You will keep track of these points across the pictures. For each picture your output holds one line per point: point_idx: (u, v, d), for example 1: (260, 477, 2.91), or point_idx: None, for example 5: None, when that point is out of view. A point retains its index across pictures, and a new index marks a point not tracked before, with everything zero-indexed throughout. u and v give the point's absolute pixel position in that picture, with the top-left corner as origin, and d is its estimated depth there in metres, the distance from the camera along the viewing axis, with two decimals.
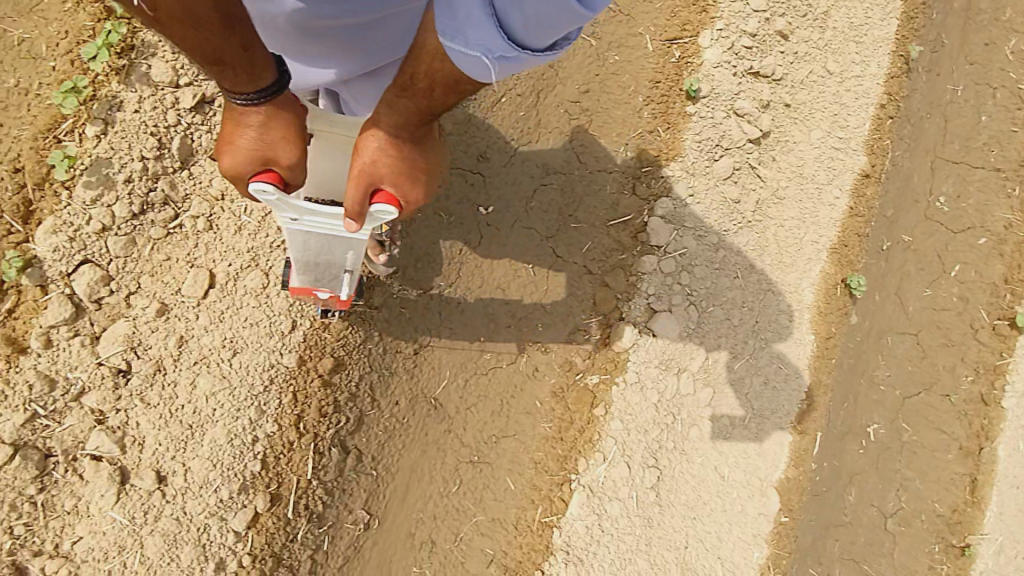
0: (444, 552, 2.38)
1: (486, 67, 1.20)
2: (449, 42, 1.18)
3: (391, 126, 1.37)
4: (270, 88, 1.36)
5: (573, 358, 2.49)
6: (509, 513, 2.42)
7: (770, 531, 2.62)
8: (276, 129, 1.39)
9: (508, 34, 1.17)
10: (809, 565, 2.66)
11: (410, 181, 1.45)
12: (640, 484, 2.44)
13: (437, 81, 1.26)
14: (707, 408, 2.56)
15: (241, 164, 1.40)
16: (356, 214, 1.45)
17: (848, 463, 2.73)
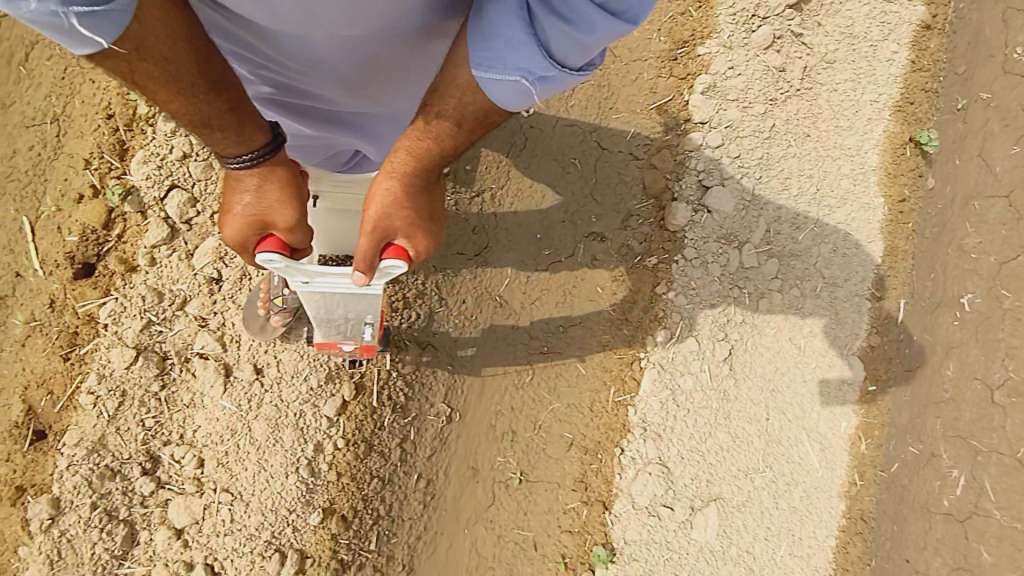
0: (525, 441, 2.51)
1: (523, 90, 1.26)
2: (485, 71, 1.24)
3: (411, 169, 1.39)
4: (265, 147, 1.38)
5: (630, 242, 2.51)
6: (584, 398, 2.49)
7: (854, 400, 2.57)
8: (271, 193, 1.41)
9: (547, 56, 1.22)
10: (907, 445, 2.54)
11: (421, 232, 1.44)
12: (711, 357, 2.45)
13: (468, 114, 1.34)
14: (775, 281, 2.52)
15: (241, 232, 1.42)
16: (367, 270, 1.42)
17: (943, 336, 2.53)
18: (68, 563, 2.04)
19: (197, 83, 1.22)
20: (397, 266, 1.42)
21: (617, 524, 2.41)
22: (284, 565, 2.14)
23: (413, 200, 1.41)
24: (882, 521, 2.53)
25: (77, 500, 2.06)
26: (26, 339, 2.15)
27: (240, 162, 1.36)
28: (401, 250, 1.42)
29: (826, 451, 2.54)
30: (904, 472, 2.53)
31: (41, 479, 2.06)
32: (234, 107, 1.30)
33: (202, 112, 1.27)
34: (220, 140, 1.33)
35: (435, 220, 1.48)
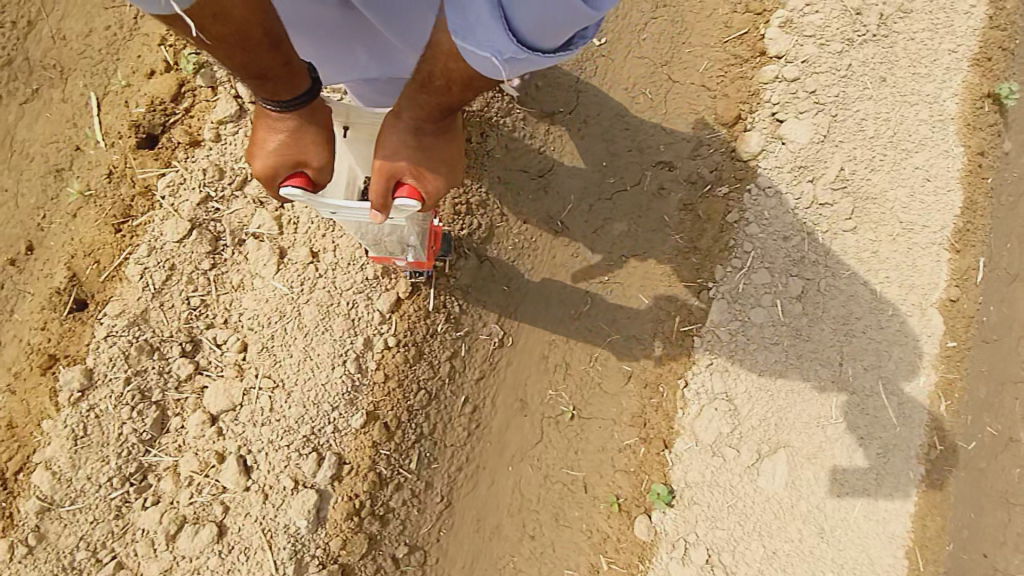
0: (580, 373, 2.36)
1: (495, 67, 1.06)
2: (460, 42, 1.04)
3: (414, 118, 1.25)
4: (306, 93, 1.31)
5: (701, 170, 2.43)
6: (645, 328, 2.35)
7: (934, 353, 2.39)
8: (305, 136, 1.34)
9: (519, 35, 1.01)
10: (986, 421, 2.31)
11: (435, 174, 1.35)
12: (783, 291, 2.33)
13: (454, 81, 1.13)
14: (850, 221, 2.40)
15: (272, 169, 1.36)
16: (382, 209, 1.38)
17: (1021, 312, 2.32)
18: (94, 442, 1.95)
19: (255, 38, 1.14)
20: (411, 207, 1.36)
21: (679, 465, 2.24)
22: (320, 469, 2.02)
23: (420, 143, 1.30)
24: (958, 509, 2.27)
25: (112, 373, 1.97)
26: (78, 212, 2.13)
27: (280, 106, 1.29)
28: (414, 190, 1.35)
29: (904, 407, 2.35)
30: (981, 456, 2.29)
31: (75, 351, 1.97)
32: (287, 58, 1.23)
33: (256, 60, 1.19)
34: (265, 85, 1.25)
35: (450, 163, 1.37)
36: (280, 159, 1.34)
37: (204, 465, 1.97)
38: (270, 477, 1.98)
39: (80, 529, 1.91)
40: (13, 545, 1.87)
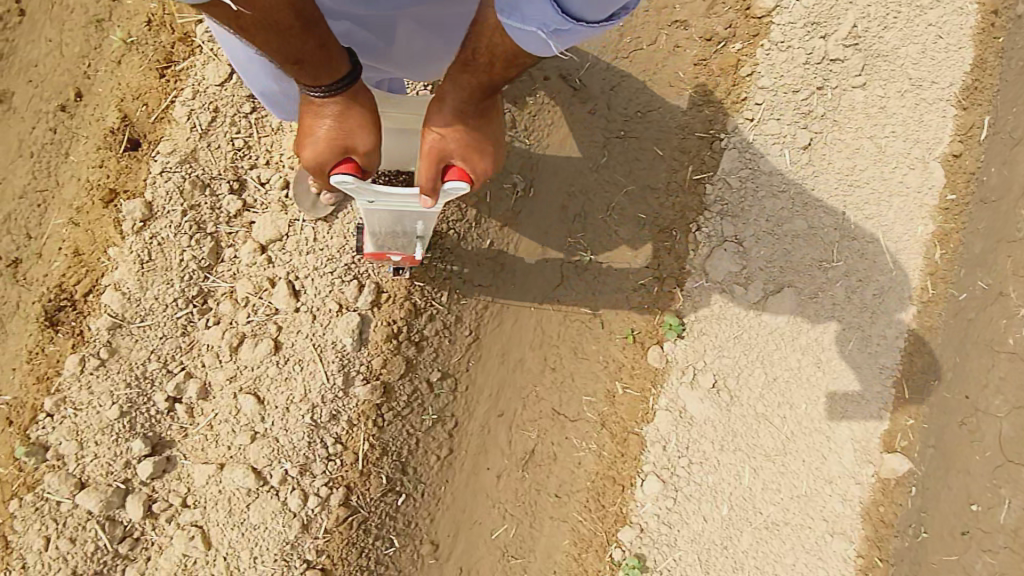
0: (597, 224, 2.51)
1: (542, 39, 1.18)
2: (505, 19, 1.18)
3: (459, 101, 1.44)
4: (346, 78, 1.42)
5: (714, 27, 2.50)
6: (660, 178, 2.49)
7: (933, 205, 2.54)
8: (351, 119, 1.47)
9: (561, 9, 1.11)
10: (979, 275, 2.47)
11: (478, 152, 1.53)
12: (792, 142, 2.44)
13: (498, 55, 1.28)
14: (860, 79, 2.49)
15: (321, 157, 1.50)
16: (431, 190, 1.56)
17: (1021, 174, 2.41)
18: (158, 266, 2.16)
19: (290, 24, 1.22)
20: (459, 187, 1.54)
21: (689, 300, 2.43)
22: (361, 294, 2.26)
23: (466, 124, 1.49)
24: (945, 351, 2.50)
25: (169, 206, 2.16)
26: (121, 60, 2.27)
27: (326, 92, 1.40)
28: (462, 172, 1.54)
29: (902, 252, 2.51)
30: (974, 306, 2.46)
31: (134, 187, 2.16)
32: (324, 44, 1.31)
33: (296, 52, 1.29)
34: (308, 70, 1.36)
35: (493, 143, 1.56)
36: (331, 143, 1.48)
37: (258, 289, 2.21)
38: (318, 300, 2.22)
39: (150, 345, 2.17)
40: (89, 356, 2.13)
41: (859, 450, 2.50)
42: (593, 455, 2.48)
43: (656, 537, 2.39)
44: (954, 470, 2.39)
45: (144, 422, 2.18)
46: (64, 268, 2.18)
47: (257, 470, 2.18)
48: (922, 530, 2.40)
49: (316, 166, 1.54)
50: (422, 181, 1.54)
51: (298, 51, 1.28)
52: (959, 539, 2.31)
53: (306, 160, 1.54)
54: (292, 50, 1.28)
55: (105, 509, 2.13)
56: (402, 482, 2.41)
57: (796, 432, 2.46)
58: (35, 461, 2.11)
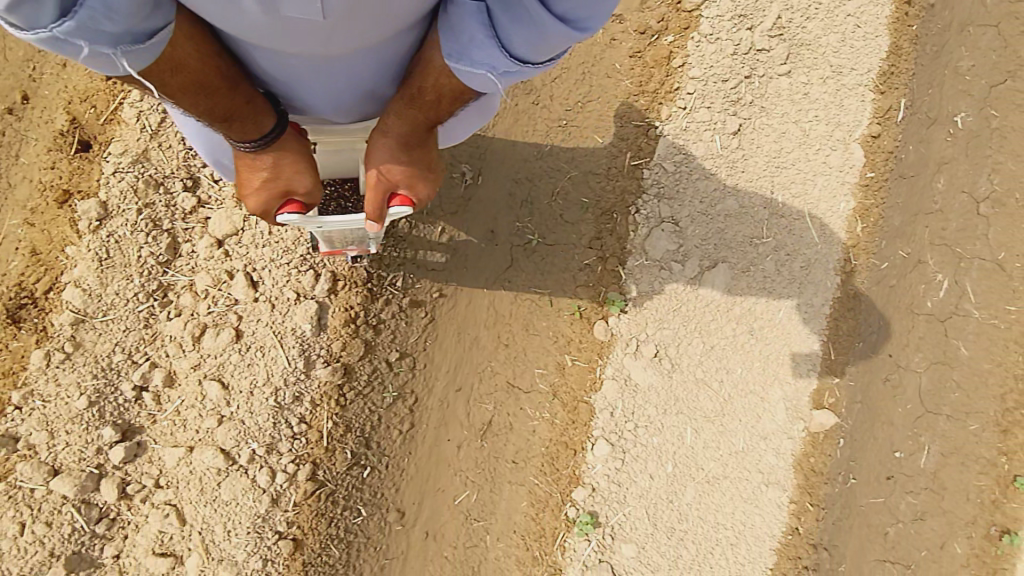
0: (544, 208, 2.67)
1: (490, 78, 1.37)
2: (456, 63, 1.34)
3: (404, 134, 1.56)
4: (274, 129, 1.54)
5: (648, 21, 2.66)
6: (601, 164, 2.65)
7: (854, 183, 2.75)
8: (286, 166, 1.60)
9: (508, 53, 1.30)
10: (899, 243, 2.79)
11: (420, 179, 1.68)
12: (721, 128, 2.62)
13: (445, 93, 1.44)
14: (785, 68, 2.67)
15: (265, 201, 1.64)
16: (377, 218, 1.72)
17: (936, 151, 2.78)
18: (116, 263, 2.25)
19: (217, 84, 1.35)
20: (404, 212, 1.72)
21: (631, 277, 2.62)
22: (318, 283, 2.40)
23: (409, 155, 1.61)
24: (870, 316, 2.80)
25: (124, 205, 2.25)
26: (65, 63, 2.35)
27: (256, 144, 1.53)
28: (405, 198, 1.70)
29: (826, 229, 2.73)
30: (893, 275, 2.81)
31: (87, 186, 2.25)
32: (250, 101, 1.44)
33: (221, 105, 1.39)
34: (236, 128, 1.47)
35: (431, 167, 1.70)
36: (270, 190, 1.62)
37: (217, 281, 2.32)
38: (276, 290, 2.36)
39: (114, 338, 2.26)
40: (54, 350, 2.22)
41: (791, 409, 2.75)
42: (546, 423, 2.66)
43: (605, 494, 2.62)
44: (880, 422, 2.80)
45: (114, 412, 2.28)
46: (22, 267, 2.24)
47: (225, 451, 2.32)
48: (849, 476, 2.79)
49: (262, 210, 1.68)
50: (369, 209, 1.70)
51: (229, 110, 1.41)
52: (885, 483, 2.77)
53: (252, 207, 1.67)
54: (218, 105, 1.39)
55: (79, 493, 2.25)
56: (366, 456, 2.57)
57: (732, 396, 2.69)
58: (6, 451, 2.21)
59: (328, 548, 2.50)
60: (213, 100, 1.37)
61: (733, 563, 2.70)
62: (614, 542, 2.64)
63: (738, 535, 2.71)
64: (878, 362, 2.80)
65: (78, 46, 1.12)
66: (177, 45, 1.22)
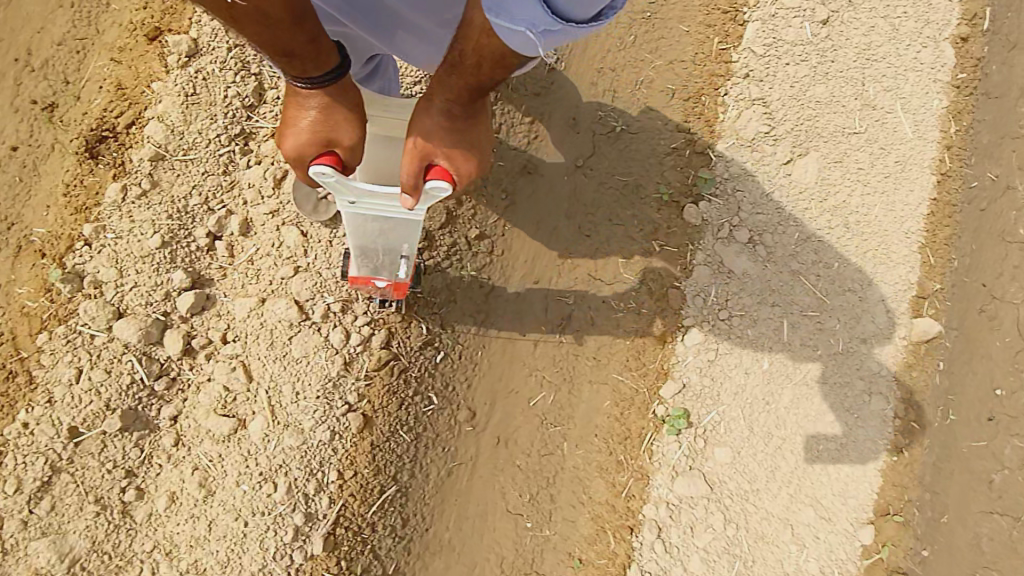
0: (626, 97, 2.60)
1: (529, 40, 1.21)
2: (494, 18, 1.20)
3: (446, 100, 1.42)
4: (336, 69, 1.42)
5: None
6: (686, 53, 2.62)
7: (946, 81, 2.70)
8: (336, 113, 1.45)
9: (552, 10, 1.15)
10: (987, 166, 2.63)
11: (462, 155, 1.49)
12: (812, 16, 2.62)
13: (485, 57, 1.30)
14: None
15: (302, 147, 1.47)
16: (411, 190, 1.49)
17: (1019, 76, 2.62)
18: (202, 101, 2.22)
19: (279, 17, 1.23)
20: (439, 186, 1.46)
21: (721, 160, 2.52)
22: None
23: (452, 123, 1.46)
24: (963, 237, 2.63)
25: (215, 44, 2.26)
26: None
27: (313, 82, 1.40)
28: (444, 173, 1.47)
29: (920, 123, 2.66)
30: (983, 198, 2.62)
31: (178, 26, 2.29)
32: (314, 39, 1.32)
33: (282, 41, 1.29)
34: (295, 62, 1.36)
35: (477, 147, 1.52)
36: (311, 136, 1.45)
37: None
38: None
39: (192, 179, 2.19)
40: (131, 186, 2.16)
41: (891, 311, 2.58)
42: (631, 315, 2.48)
43: (697, 390, 2.42)
44: (976, 355, 2.51)
45: (185, 256, 2.16)
46: (105, 103, 2.24)
47: (299, 304, 2.18)
48: (950, 413, 2.52)
49: (298, 159, 1.51)
50: (404, 177, 1.48)
51: (288, 44, 1.29)
52: (986, 425, 2.43)
53: (286, 152, 1.50)
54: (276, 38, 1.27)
55: (143, 341, 2.10)
56: (440, 338, 2.40)
57: (830, 291, 2.53)
58: (71, 289, 2.08)
59: (397, 434, 2.30)
60: (275, 35, 1.27)
61: (835, 476, 2.49)
62: (707, 446, 2.42)
63: (843, 448, 2.50)
64: (969, 290, 2.57)
65: None
66: None
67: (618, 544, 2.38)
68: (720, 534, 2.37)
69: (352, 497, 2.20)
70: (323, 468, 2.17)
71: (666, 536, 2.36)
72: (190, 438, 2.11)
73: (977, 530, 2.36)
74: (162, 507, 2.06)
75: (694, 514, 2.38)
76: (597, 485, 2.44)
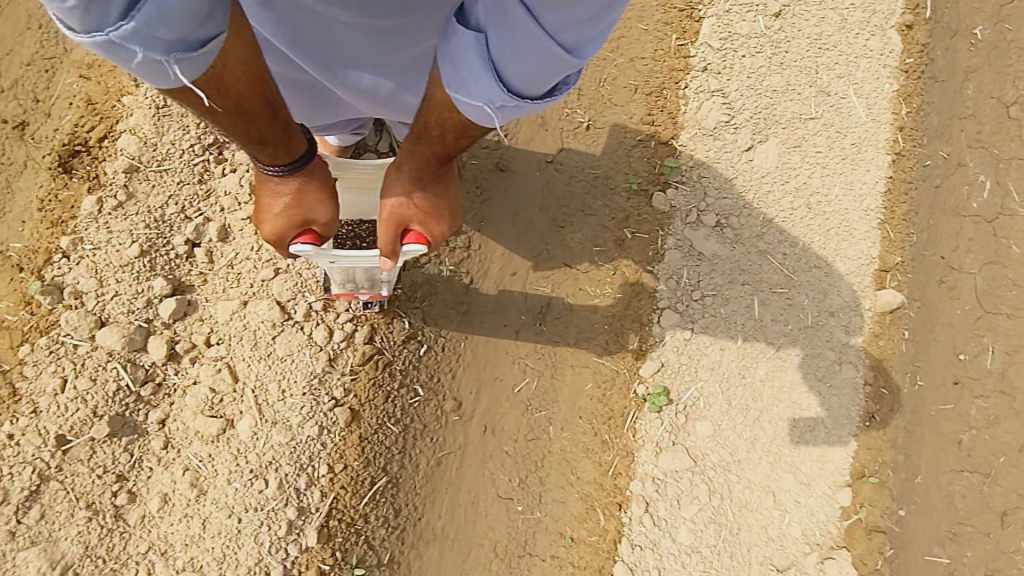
0: (592, 93, 2.70)
1: (488, 114, 1.26)
2: (453, 93, 1.25)
3: (415, 172, 1.51)
4: (304, 153, 1.47)
5: None
6: (646, 50, 2.74)
7: (894, 66, 2.88)
8: (310, 194, 1.52)
9: (507, 87, 1.19)
10: (940, 147, 2.78)
11: (434, 217, 1.61)
12: (765, 10, 2.77)
13: (448, 129, 1.34)
14: None
15: (281, 230, 1.55)
16: (392, 255, 1.67)
17: (962, 60, 2.81)
18: (173, 114, 2.30)
19: (257, 110, 1.27)
20: (416, 250, 1.62)
21: (686, 149, 2.65)
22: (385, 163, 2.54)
23: (422, 192, 1.55)
24: (920, 215, 2.78)
25: None
26: None
27: (284, 171, 1.45)
28: (419, 236, 1.61)
29: (872, 107, 2.81)
30: (937, 175, 2.77)
31: None
32: (287, 128, 1.37)
33: (258, 131, 1.32)
34: (268, 152, 1.40)
35: (448, 206, 1.62)
36: (288, 220, 1.52)
37: None
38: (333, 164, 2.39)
39: (168, 190, 2.24)
40: (106, 198, 2.19)
41: (855, 286, 2.70)
42: (612, 299, 2.59)
43: (676, 369, 2.54)
44: (939, 326, 2.64)
45: (164, 264, 2.20)
46: (76, 119, 2.28)
47: (281, 304, 2.24)
48: (917, 380, 2.64)
49: (276, 238, 1.59)
50: (382, 245, 1.64)
51: (263, 138, 1.34)
52: (952, 389, 2.56)
53: (263, 234, 1.57)
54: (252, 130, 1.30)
55: (126, 349, 2.13)
56: (423, 332, 2.47)
57: (797, 268, 2.65)
58: (52, 300, 2.11)
59: (386, 425, 2.36)
60: (249, 127, 1.30)
61: (810, 445, 2.60)
62: (688, 421, 2.53)
63: (816, 418, 2.61)
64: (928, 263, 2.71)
65: (133, 53, 1.02)
66: (229, 64, 1.16)
67: (608, 520, 2.47)
68: (706, 505, 2.48)
69: (343, 489, 2.25)
70: (313, 462, 2.22)
71: (653, 510, 2.46)
72: (179, 441, 2.15)
73: (949, 488, 2.49)
74: (155, 509, 2.09)
75: (679, 488, 2.48)
76: (584, 465, 2.53)
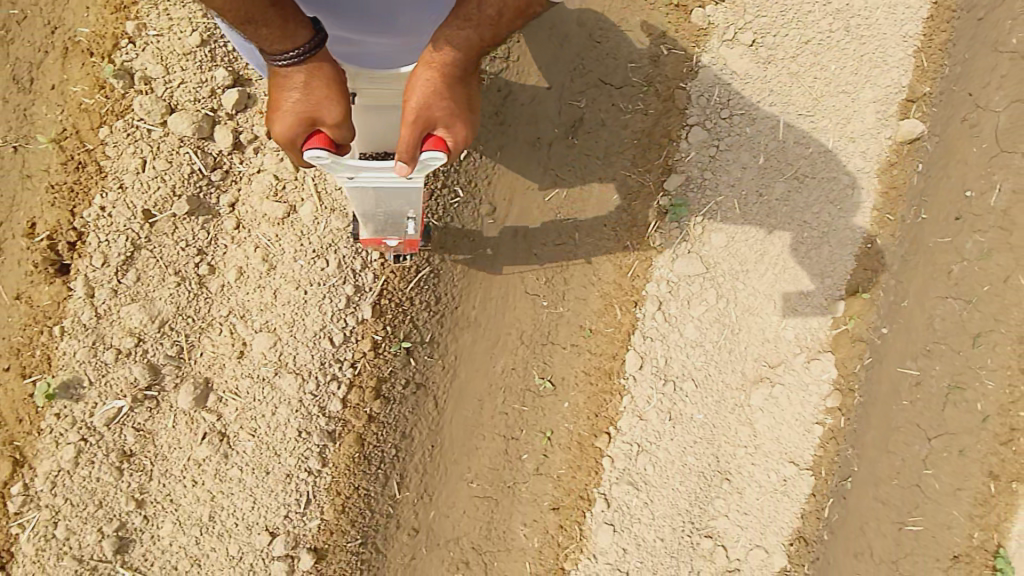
0: None
1: None
2: None
3: (447, 66, 1.67)
4: (308, 44, 1.58)
5: None
6: None
7: None
8: (316, 84, 1.64)
9: None
10: None
11: (457, 122, 1.75)
12: None
13: (513, 1, 1.60)
14: None
15: (292, 127, 1.67)
16: (410, 159, 1.72)
17: None
18: None
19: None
20: (437, 155, 1.72)
21: None
22: None
23: (450, 93, 1.71)
24: (959, 48, 2.83)
25: None
26: None
27: (290, 59, 1.57)
28: (441, 139, 1.73)
29: None
30: (983, 6, 2.81)
31: None
32: (278, 4, 1.46)
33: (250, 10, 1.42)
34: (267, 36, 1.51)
35: (468, 113, 1.78)
36: (298, 115, 1.65)
37: None
38: None
39: None
40: None
41: (879, 112, 2.80)
42: (641, 115, 2.72)
43: (699, 183, 2.71)
44: (953, 162, 2.78)
45: (224, 54, 2.33)
46: None
47: None
48: (920, 212, 2.82)
49: (289, 139, 1.71)
50: (403, 146, 1.70)
51: (255, 15, 1.43)
52: (953, 223, 2.76)
53: (278, 134, 1.70)
54: (243, 8, 1.41)
55: (196, 135, 2.31)
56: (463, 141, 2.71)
57: (825, 92, 2.73)
58: (124, 84, 2.26)
59: (431, 221, 2.65)
60: (241, 2, 1.40)
61: (815, 261, 2.84)
62: (705, 231, 2.74)
63: (824, 236, 2.83)
64: (956, 97, 2.80)
65: None
66: None
67: (624, 315, 2.78)
68: (712, 307, 2.79)
69: (393, 275, 2.56)
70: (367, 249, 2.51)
71: (665, 308, 2.77)
72: (249, 222, 2.39)
73: (932, 313, 2.78)
74: (233, 279, 2.38)
75: (691, 289, 2.77)
76: (606, 268, 2.79)
